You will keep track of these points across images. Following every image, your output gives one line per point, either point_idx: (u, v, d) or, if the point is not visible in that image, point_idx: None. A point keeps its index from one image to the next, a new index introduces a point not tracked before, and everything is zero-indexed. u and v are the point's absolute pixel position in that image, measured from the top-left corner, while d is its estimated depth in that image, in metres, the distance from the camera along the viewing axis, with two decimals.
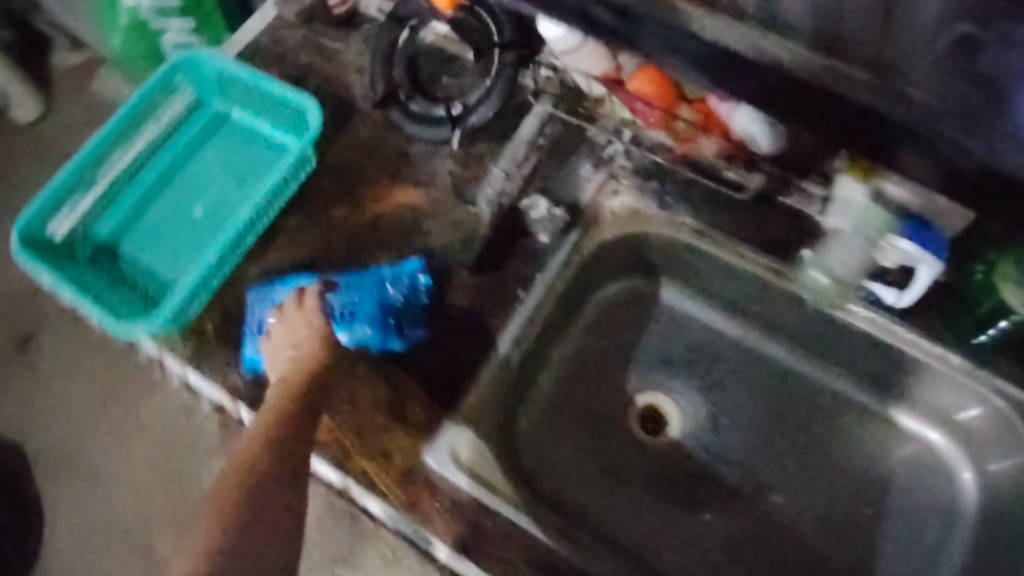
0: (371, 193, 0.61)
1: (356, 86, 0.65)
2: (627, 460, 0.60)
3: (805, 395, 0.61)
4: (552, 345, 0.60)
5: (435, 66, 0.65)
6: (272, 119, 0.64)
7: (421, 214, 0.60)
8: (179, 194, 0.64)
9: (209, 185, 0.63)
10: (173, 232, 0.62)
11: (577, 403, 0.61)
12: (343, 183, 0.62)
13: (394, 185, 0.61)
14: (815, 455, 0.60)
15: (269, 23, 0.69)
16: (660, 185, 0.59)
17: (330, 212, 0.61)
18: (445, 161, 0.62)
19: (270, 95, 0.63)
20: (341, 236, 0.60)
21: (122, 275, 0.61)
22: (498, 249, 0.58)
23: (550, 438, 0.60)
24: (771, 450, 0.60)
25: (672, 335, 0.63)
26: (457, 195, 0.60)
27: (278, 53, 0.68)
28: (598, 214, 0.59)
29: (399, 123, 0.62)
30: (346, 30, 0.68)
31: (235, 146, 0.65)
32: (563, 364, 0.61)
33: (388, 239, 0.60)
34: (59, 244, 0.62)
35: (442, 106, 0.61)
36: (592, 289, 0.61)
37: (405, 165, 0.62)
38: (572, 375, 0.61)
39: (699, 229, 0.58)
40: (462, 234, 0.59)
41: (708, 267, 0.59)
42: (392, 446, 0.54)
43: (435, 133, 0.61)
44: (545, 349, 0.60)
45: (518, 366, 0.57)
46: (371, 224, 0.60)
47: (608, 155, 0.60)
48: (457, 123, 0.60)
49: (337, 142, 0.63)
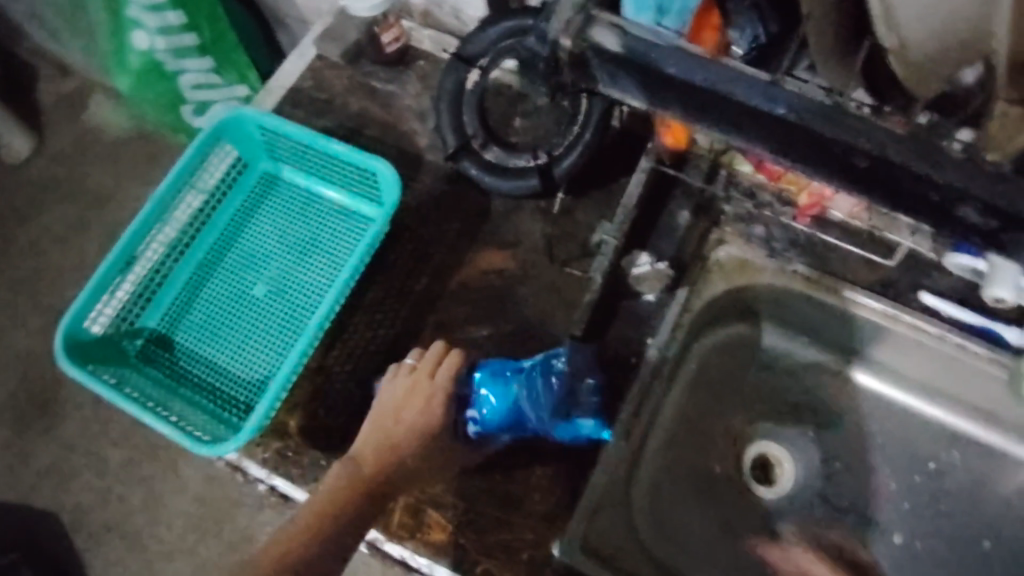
0: (454, 256, 0.56)
1: (421, 135, 0.60)
2: (755, 525, 0.55)
3: (937, 441, 0.56)
4: (669, 406, 0.55)
5: (504, 109, 0.60)
6: (337, 181, 0.58)
7: (514, 277, 0.55)
8: (237, 276, 0.57)
9: (269, 263, 0.57)
10: (236, 320, 0.56)
11: (696, 463, 0.56)
12: (422, 246, 0.57)
13: (478, 244, 0.56)
14: (956, 503, 0.55)
15: (311, 64, 0.63)
16: (766, 232, 0.55)
17: (412, 280, 0.56)
18: (531, 216, 0.57)
19: (327, 154, 0.56)
20: (428, 305, 0.55)
21: (186, 375, 0.55)
22: (604, 310, 0.54)
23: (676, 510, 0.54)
24: (913, 503, 0.55)
25: (785, 386, 0.57)
26: (549, 253, 0.56)
27: (326, 98, 0.62)
28: (706, 264, 0.55)
29: (476, 177, 0.57)
30: (399, 70, 0.62)
31: (293, 214, 0.59)
32: (682, 422, 0.56)
33: (480, 305, 0.55)
34: (105, 339, 0.56)
35: (526, 157, 0.56)
36: (706, 339, 0.56)
37: (488, 223, 0.57)
38: (690, 435, 0.56)
39: (814, 278, 0.54)
40: (561, 296, 0.55)
41: (825, 316, 0.55)
42: (518, 544, 0.49)
43: (520, 188, 0.56)
44: (662, 411, 0.55)
45: (638, 436, 0.53)
46: (459, 291, 0.56)
47: (710, 198, 0.56)
48: (546, 175, 0.55)
49: (409, 201, 0.58)
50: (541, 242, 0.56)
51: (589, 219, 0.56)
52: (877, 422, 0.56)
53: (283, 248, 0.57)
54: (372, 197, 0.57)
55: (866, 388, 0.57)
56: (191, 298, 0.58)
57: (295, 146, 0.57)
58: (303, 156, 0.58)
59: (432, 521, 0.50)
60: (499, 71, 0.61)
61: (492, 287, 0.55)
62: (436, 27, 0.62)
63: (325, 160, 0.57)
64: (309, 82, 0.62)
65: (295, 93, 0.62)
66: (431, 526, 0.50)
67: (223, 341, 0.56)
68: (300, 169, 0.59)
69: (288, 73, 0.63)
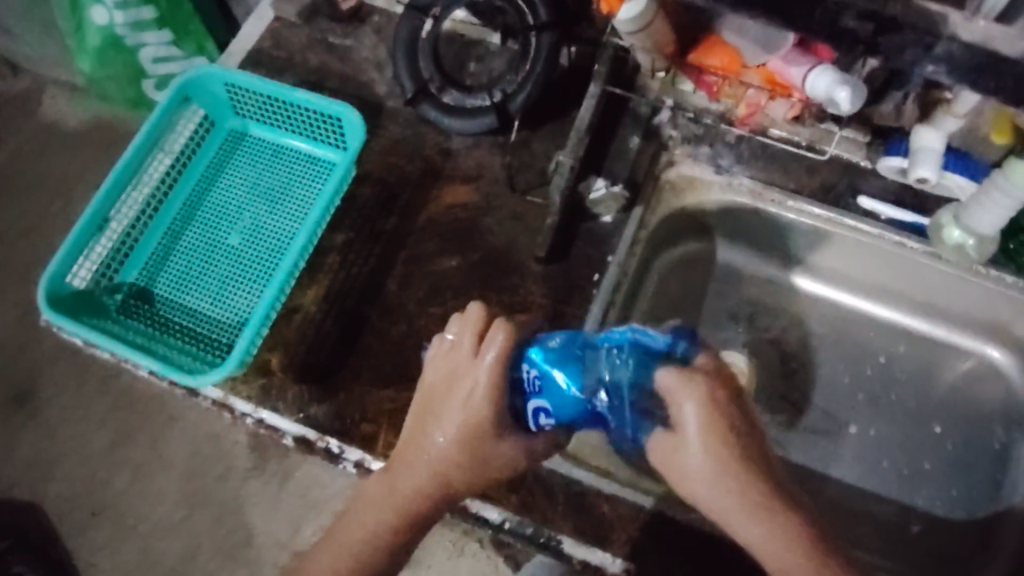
0: (420, 195, 0.59)
1: (380, 86, 0.62)
2: None
3: (879, 335, 0.61)
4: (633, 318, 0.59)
5: (458, 55, 0.62)
6: (303, 132, 0.61)
7: (478, 209, 0.58)
8: (213, 227, 0.59)
9: (242, 212, 0.59)
10: (213, 267, 0.58)
11: None
12: (388, 187, 0.60)
13: (442, 182, 0.59)
14: (898, 391, 0.60)
15: (269, 25, 0.65)
16: (712, 150, 0.59)
17: (381, 219, 0.59)
18: (490, 152, 0.60)
19: (294, 105, 0.59)
20: (398, 242, 0.58)
21: (167, 323, 0.57)
22: (565, 234, 0.57)
23: None
24: (859, 394, 0.60)
25: (739, 293, 0.62)
26: (511, 184, 0.59)
27: (285, 56, 0.64)
28: (659, 184, 0.59)
29: (437, 118, 0.59)
30: (353, 25, 0.64)
31: (261, 167, 0.61)
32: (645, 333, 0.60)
33: (448, 239, 0.58)
34: (86, 293, 0.57)
35: (482, 95, 0.59)
36: (662, 258, 0.61)
37: (450, 162, 0.60)
38: None
39: (756, 189, 0.58)
40: (525, 224, 0.58)
41: (770, 225, 0.59)
42: None
43: (478, 125, 0.59)
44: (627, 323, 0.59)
45: None
46: (427, 226, 0.58)
47: (657, 124, 0.59)
48: (500, 111, 0.58)
49: (373, 146, 0.61)
50: (503, 175, 0.59)
51: (546, 151, 0.59)
52: (823, 320, 0.62)
53: (256, 198, 0.60)
54: (337, 145, 0.60)
55: (812, 292, 0.62)
56: (168, 251, 0.59)
57: (262, 99, 0.60)
58: (269, 108, 0.60)
59: None
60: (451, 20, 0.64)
61: (458, 220, 0.58)
62: None
63: (291, 110, 0.59)
64: (268, 42, 0.64)
65: (254, 53, 0.64)
66: None
67: (202, 289, 0.57)
68: (267, 124, 0.62)
69: (246, 35, 0.65)
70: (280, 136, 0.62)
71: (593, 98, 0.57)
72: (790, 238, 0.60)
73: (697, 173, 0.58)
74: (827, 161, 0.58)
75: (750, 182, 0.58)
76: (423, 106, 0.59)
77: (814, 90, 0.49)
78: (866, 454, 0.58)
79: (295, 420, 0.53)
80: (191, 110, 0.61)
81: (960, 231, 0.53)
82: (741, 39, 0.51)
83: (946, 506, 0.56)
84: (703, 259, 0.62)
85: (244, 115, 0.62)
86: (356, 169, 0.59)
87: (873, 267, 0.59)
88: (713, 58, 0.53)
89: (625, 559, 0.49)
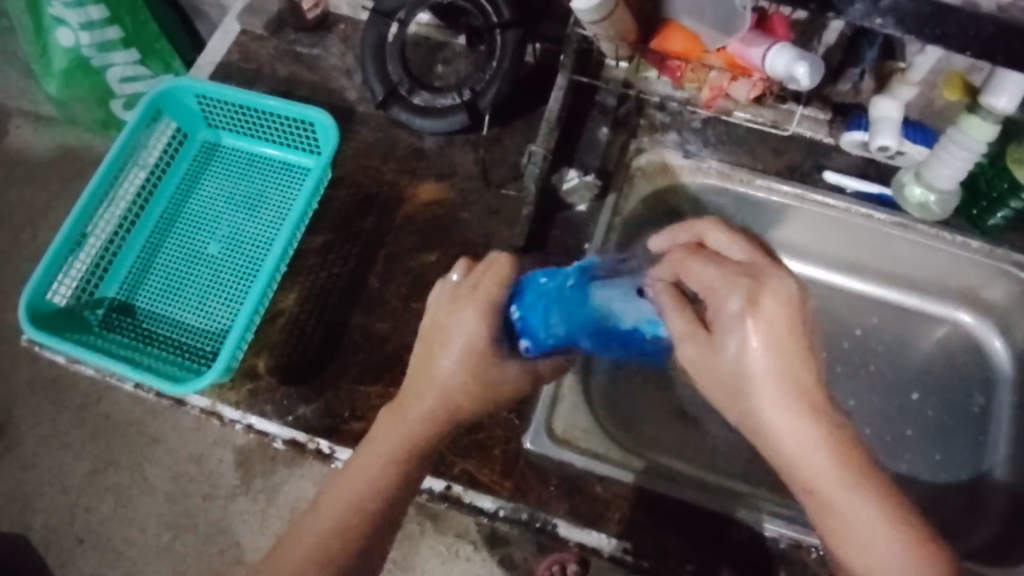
0: (396, 195, 0.60)
1: (350, 92, 0.64)
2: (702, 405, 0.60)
3: (853, 309, 0.63)
4: None
5: (425, 59, 0.64)
6: (275, 140, 0.61)
7: (453, 206, 0.59)
8: (191, 238, 0.59)
9: (220, 221, 0.60)
10: (193, 277, 0.58)
11: None
12: (363, 189, 0.60)
13: (417, 182, 0.60)
14: (875, 361, 0.61)
15: (237, 38, 0.66)
16: (680, 136, 0.60)
17: (358, 221, 0.59)
18: (461, 150, 0.61)
19: (266, 112, 0.60)
20: (376, 242, 0.59)
21: (150, 335, 0.56)
22: (540, 224, 0.58)
23: (632, 402, 0.60)
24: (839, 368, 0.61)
25: None
26: (485, 180, 0.60)
27: (255, 67, 0.65)
28: (629, 171, 0.60)
29: (407, 119, 0.60)
30: (321, 35, 0.65)
31: (236, 177, 0.61)
32: None
33: (425, 236, 0.58)
34: (68, 310, 0.57)
35: (450, 94, 0.60)
36: None
37: (423, 162, 0.61)
38: None
39: (725, 171, 0.59)
40: (500, 217, 0.59)
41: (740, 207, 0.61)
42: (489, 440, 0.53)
43: (450, 123, 0.60)
44: None
45: None
46: (404, 225, 0.59)
47: (623, 115, 0.61)
48: (469, 107, 0.59)
49: (346, 150, 0.62)
50: (476, 171, 0.60)
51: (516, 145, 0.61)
52: None
53: (232, 207, 0.60)
54: (311, 150, 0.61)
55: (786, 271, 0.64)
56: (146, 264, 0.59)
57: (232, 108, 0.60)
58: (241, 118, 0.61)
59: None
60: (416, 26, 0.65)
61: (435, 217, 0.59)
62: None
63: (262, 117, 0.60)
64: (235, 54, 0.65)
65: (222, 66, 0.65)
66: None
67: (183, 299, 0.57)
68: (240, 133, 0.63)
69: (215, 49, 0.66)
70: (253, 145, 0.63)
71: (561, 91, 0.58)
72: (758, 220, 0.61)
73: (667, 159, 0.60)
74: (789, 142, 0.60)
75: (718, 165, 0.59)
76: (393, 108, 0.60)
77: (775, 68, 0.51)
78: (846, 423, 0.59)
79: (284, 423, 0.53)
80: (163, 124, 0.61)
81: (921, 188, 0.56)
82: (698, 25, 0.53)
83: (934, 469, 0.57)
84: None
85: (216, 125, 0.63)
86: (331, 172, 0.60)
87: (838, 241, 0.61)
88: (674, 44, 0.54)
89: (620, 537, 0.50)
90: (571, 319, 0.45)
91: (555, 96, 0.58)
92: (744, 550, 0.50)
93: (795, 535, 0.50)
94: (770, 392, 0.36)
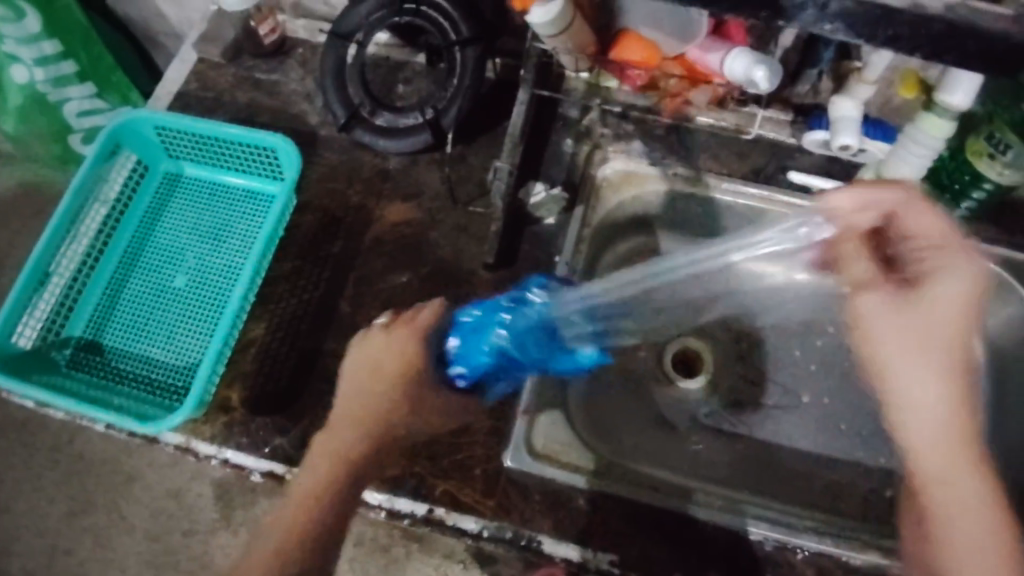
0: (364, 216, 0.59)
1: (312, 115, 0.63)
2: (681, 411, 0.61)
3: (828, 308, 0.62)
4: None
5: (385, 78, 0.64)
6: (238, 166, 0.61)
7: (422, 225, 0.59)
8: (156, 271, 0.59)
9: (185, 253, 0.59)
10: (160, 312, 0.57)
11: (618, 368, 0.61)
12: (330, 213, 0.60)
13: (385, 202, 0.60)
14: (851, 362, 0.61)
15: (194, 67, 0.65)
16: (644, 145, 0.60)
17: (327, 245, 0.59)
18: (427, 169, 0.61)
19: (226, 141, 0.59)
20: (347, 265, 0.58)
21: (119, 374, 0.55)
22: (511, 239, 0.58)
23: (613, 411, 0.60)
24: (813, 369, 0.61)
25: None
26: (452, 197, 0.60)
27: (214, 95, 0.64)
28: (594, 182, 0.60)
29: (370, 140, 0.60)
30: (278, 59, 0.65)
31: (199, 207, 0.61)
32: None
33: (394, 256, 0.58)
34: (34, 352, 0.55)
35: (412, 113, 0.59)
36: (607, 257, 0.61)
37: (388, 182, 0.60)
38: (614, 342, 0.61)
39: (691, 178, 0.60)
40: (471, 234, 0.58)
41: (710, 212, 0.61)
42: (469, 460, 0.52)
43: (412, 142, 0.59)
44: None
45: None
46: (373, 246, 0.59)
47: (586, 126, 0.61)
48: (434, 125, 0.58)
49: (310, 174, 0.61)
50: (443, 188, 0.60)
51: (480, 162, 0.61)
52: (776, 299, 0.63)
53: (198, 237, 0.59)
54: (274, 176, 0.60)
55: None
56: (112, 301, 0.58)
57: (192, 138, 0.60)
58: (201, 147, 0.60)
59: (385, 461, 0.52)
60: (374, 46, 0.65)
61: (403, 237, 0.59)
62: (309, 16, 0.66)
63: (223, 146, 0.59)
64: (192, 83, 0.65)
65: (180, 96, 0.64)
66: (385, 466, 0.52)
67: (150, 334, 0.56)
68: (201, 161, 0.62)
69: (170, 79, 0.65)
70: (216, 173, 0.62)
71: (522, 105, 0.57)
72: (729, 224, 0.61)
73: (634, 168, 0.60)
74: (748, 145, 0.61)
75: (684, 171, 0.60)
76: (356, 130, 0.60)
77: (733, 73, 0.52)
78: (823, 420, 0.59)
79: (262, 455, 0.52)
80: (123, 158, 0.60)
81: None
82: (656, 34, 0.53)
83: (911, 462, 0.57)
84: None
85: (176, 155, 0.62)
86: (296, 198, 0.59)
87: None
88: (633, 54, 0.54)
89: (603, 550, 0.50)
90: (514, 335, 0.51)
91: (517, 109, 0.57)
92: (732, 555, 0.50)
93: (779, 536, 0.50)
94: (921, 362, 0.38)
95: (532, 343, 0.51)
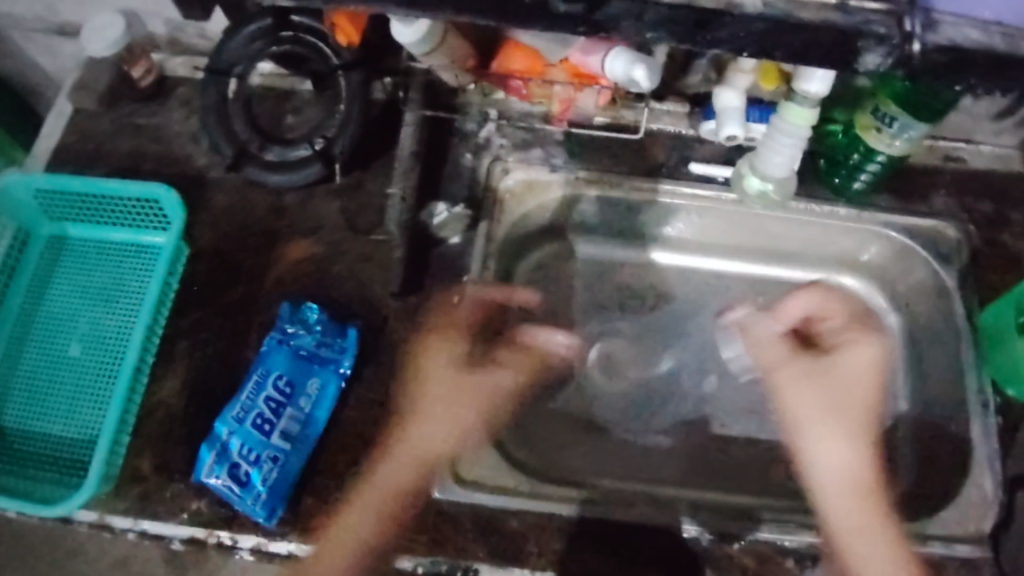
0: (265, 256, 0.58)
1: (202, 157, 0.61)
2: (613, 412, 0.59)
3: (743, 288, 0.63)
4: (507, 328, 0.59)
5: (273, 109, 0.62)
6: (133, 227, 0.59)
7: (327, 259, 0.57)
8: (49, 341, 0.56)
9: (78, 318, 0.56)
10: (58, 383, 0.54)
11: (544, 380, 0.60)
12: (230, 256, 0.58)
13: (285, 239, 0.58)
14: None
15: (70, 118, 0.62)
16: (544, 151, 0.59)
17: (229, 290, 0.57)
18: (326, 200, 0.59)
19: (106, 195, 0.56)
20: (252, 309, 0.56)
21: (20, 455, 0.53)
22: (419, 263, 0.57)
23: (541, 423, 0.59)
24: None
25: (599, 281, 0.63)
26: (354, 227, 0.58)
27: (94, 146, 0.61)
28: (495, 194, 0.58)
29: (263, 179, 0.57)
30: (160, 101, 0.63)
31: (87, 267, 0.58)
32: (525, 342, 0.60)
33: (300, 294, 0.56)
34: None
35: (302, 144, 0.58)
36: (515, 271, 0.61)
37: (287, 218, 0.59)
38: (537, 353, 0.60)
39: (592, 177, 0.59)
40: (378, 263, 0.57)
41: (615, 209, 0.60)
42: (397, 498, 0.50)
43: (306, 176, 0.57)
44: None
45: None
46: (277, 286, 0.57)
47: (483, 140, 0.60)
48: (326, 156, 0.57)
49: (205, 218, 0.59)
50: (344, 218, 0.59)
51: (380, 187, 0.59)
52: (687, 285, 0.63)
53: (90, 300, 0.57)
54: (163, 227, 0.58)
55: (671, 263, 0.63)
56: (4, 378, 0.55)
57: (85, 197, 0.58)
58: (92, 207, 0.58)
59: (310, 508, 0.50)
60: (257, 76, 0.63)
61: (308, 273, 0.57)
62: (187, 52, 0.64)
63: (116, 204, 0.57)
64: (71, 136, 0.62)
65: (59, 151, 0.62)
66: (309, 514, 0.50)
67: (50, 409, 0.54)
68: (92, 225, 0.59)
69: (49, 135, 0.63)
70: (102, 230, 0.59)
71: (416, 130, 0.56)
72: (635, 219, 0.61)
73: (534, 176, 0.58)
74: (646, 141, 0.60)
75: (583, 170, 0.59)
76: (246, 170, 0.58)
77: (614, 74, 0.51)
78: (752, 404, 0.59)
79: (180, 521, 0.50)
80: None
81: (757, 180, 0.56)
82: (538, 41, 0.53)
83: None
84: (561, 259, 0.63)
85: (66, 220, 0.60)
86: (188, 247, 0.57)
87: (717, 226, 0.61)
88: (516, 63, 0.54)
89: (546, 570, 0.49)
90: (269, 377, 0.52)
91: (407, 133, 0.56)
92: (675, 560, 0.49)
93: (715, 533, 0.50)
94: None
95: (297, 394, 0.52)
